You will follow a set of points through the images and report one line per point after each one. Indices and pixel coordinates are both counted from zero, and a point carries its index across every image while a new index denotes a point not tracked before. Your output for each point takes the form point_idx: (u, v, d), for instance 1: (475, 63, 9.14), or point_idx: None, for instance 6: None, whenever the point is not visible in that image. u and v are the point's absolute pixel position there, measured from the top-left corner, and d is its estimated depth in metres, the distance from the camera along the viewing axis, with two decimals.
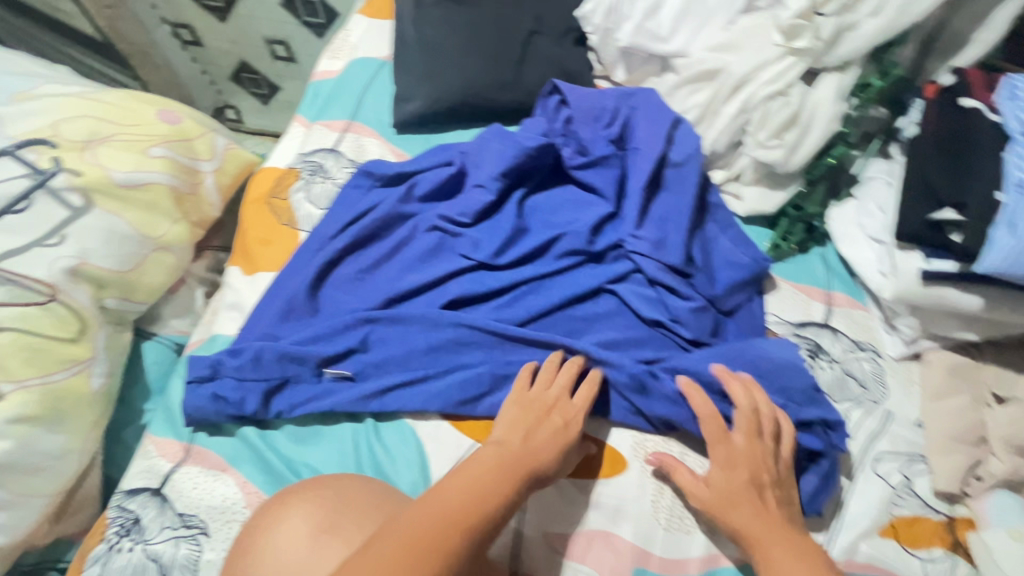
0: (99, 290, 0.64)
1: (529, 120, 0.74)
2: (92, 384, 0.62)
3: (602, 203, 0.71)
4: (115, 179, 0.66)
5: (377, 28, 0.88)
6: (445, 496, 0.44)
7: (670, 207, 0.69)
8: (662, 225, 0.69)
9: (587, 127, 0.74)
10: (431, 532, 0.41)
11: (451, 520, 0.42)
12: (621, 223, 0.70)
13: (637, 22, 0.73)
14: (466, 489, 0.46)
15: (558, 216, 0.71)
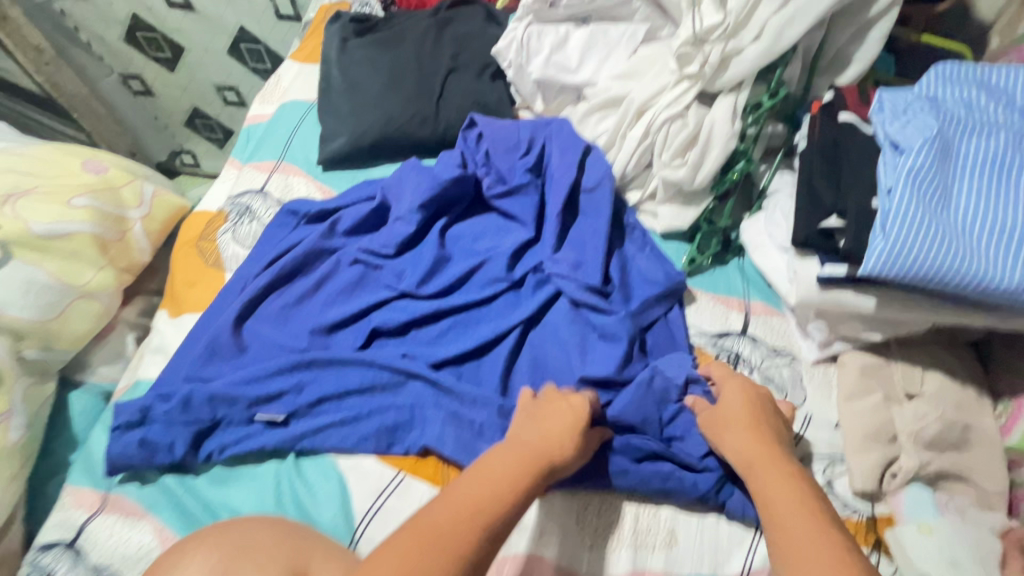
0: (18, 341, 0.64)
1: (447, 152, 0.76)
2: (10, 437, 0.61)
3: (522, 229, 0.73)
4: (35, 231, 0.67)
5: (308, 71, 0.91)
6: (471, 485, 0.47)
7: (584, 228, 0.72)
8: (579, 246, 0.71)
9: (505, 157, 0.76)
10: (454, 517, 0.43)
11: (478, 505, 0.45)
12: (541, 246, 0.72)
13: (546, 56, 0.77)
14: (485, 486, 0.47)
15: (479, 244, 0.73)
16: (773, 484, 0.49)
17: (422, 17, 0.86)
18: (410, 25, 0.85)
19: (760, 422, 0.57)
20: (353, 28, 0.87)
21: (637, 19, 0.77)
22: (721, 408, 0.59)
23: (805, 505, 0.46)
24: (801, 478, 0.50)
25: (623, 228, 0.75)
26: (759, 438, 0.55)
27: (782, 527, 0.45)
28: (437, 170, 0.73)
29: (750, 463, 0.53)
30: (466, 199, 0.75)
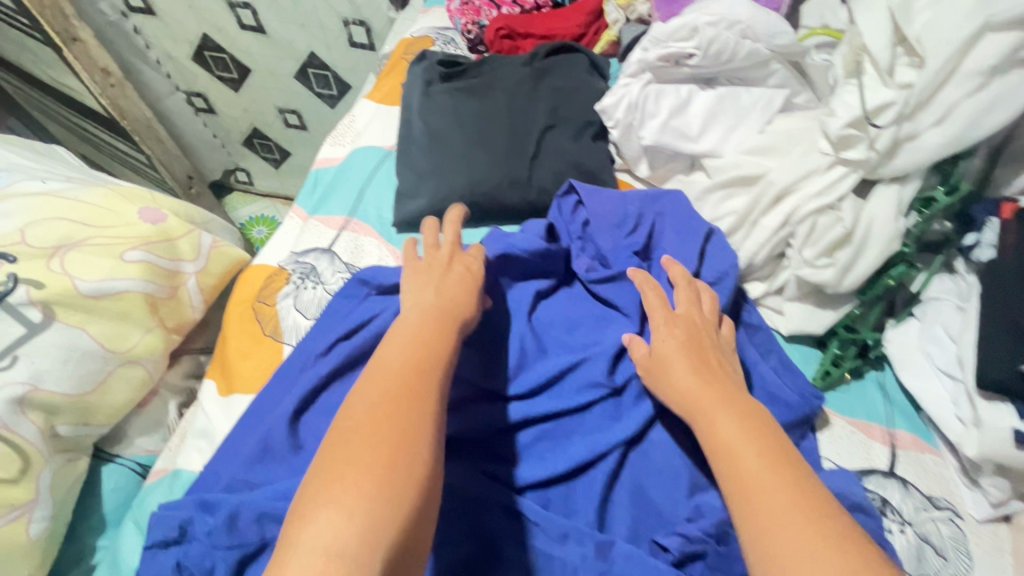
0: (51, 417, 0.56)
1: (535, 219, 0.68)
2: (31, 531, 0.54)
3: (625, 322, 0.62)
4: (81, 290, 0.59)
5: (385, 114, 0.84)
6: (389, 365, 0.43)
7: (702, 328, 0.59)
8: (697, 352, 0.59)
9: (608, 234, 0.66)
10: (398, 380, 0.41)
11: (409, 374, 0.42)
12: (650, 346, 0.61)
13: (662, 120, 0.66)
14: (405, 349, 0.44)
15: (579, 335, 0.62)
16: (718, 414, 0.45)
17: (516, 63, 0.77)
18: (503, 72, 0.77)
19: (702, 355, 0.51)
20: (438, 70, 0.79)
21: (773, 82, 0.66)
22: (659, 346, 0.53)
23: (756, 432, 0.42)
24: (736, 398, 0.46)
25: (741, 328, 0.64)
26: (701, 371, 0.49)
27: (734, 462, 0.41)
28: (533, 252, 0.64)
29: (696, 403, 0.47)
30: (556, 276, 0.67)
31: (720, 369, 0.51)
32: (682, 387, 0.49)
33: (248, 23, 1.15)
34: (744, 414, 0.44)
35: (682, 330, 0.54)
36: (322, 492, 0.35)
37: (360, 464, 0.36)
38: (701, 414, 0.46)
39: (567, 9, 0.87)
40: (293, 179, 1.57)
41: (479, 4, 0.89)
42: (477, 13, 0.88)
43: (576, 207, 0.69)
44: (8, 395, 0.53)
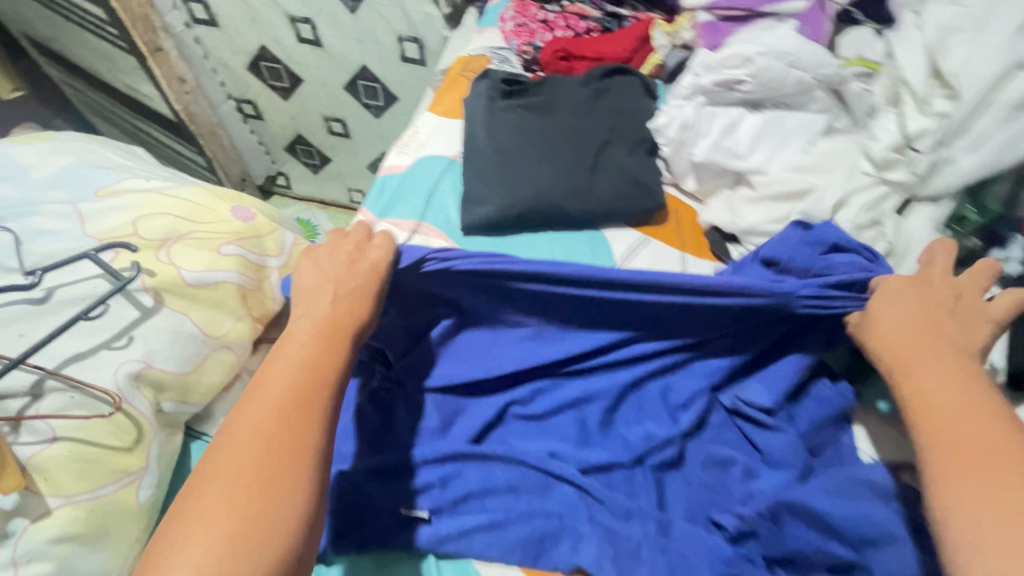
0: (158, 393, 0.62)
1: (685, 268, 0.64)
2: (140, 496, 0.59)
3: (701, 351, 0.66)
4: (186, 279, 0.65)
5: (447, 125, 0.90)
6: (262, 411, 0.46)
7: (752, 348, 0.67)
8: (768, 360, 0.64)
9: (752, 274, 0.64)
10: (270, 433, 0.44)
11: (300, 384, 0.48)
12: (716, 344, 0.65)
13: (713, 139, 0.73)
14: (279, 394, 0.47)
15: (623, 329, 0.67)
16: (924, 369, 0.47)
17: (575, 83, 0.84)
18: (563, 91, 0.83)
19: (943, 314, 0.50)
20: (500, 87, 0.85)
21: (815, 108, 0.72)
22: (882, 318, 0.52)
23: (956, 372, 0.46)
24: (955, 360, 0.47)
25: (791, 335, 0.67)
26: (930, 338, 0.48)
27: (925, 405, 0.45)
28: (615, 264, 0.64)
29: (899, 359, 0.49)
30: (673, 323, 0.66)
31: (941, 326, 0.49)
32: (917, 356, 0.48)
33: (306, 37, 1.22)
34: (961, 386, 0.45)
35: (911, 301, 0.52)
36: (201, 505, 0.41)
37: (235, 471, 0.42)
38: (904, 370, 0.48)
39: (616, 35, 0.93)
40: (330, 184, 1.64)
41: (534, 27, 0.97)
42: (532, 36, 0.96)
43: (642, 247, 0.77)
44: (127, 372, 0.58)
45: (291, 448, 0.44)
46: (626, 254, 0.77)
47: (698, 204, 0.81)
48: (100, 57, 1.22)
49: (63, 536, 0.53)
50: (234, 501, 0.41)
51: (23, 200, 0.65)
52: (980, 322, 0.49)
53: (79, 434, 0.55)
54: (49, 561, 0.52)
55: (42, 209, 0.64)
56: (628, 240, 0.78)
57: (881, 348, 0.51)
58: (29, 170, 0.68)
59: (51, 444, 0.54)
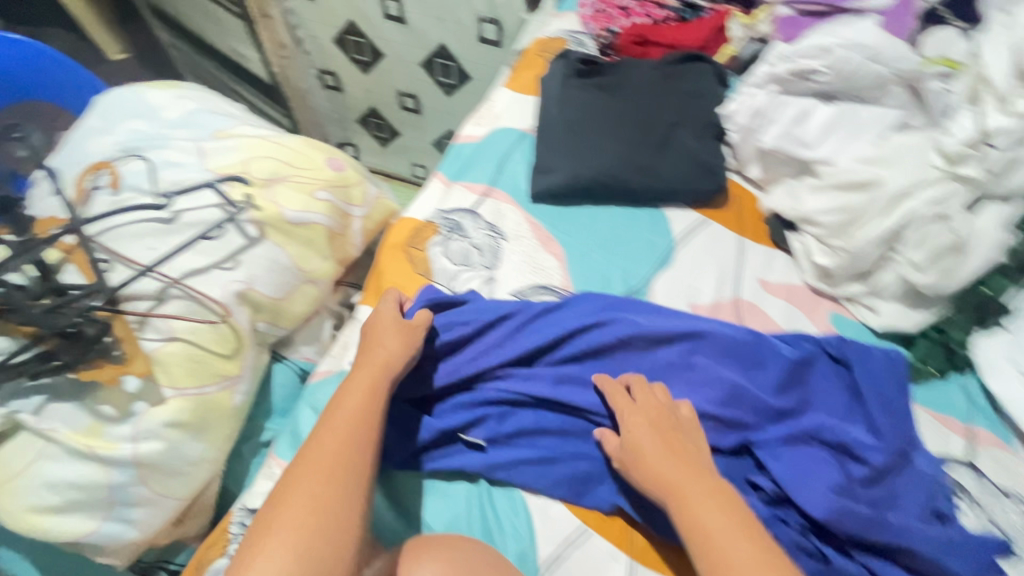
0: (255, 313, 0.70)
1: (744, 345, 0.67)
2: (235, 400, 0.67)
3: (764, 365, 0.66)
4: (286, 217, 0.73)
5: (522, 101, 0.95)
6: (325, 444, 0.54)
7: (813, 354, 0.68)
8: (803, 390, 0.66)
9: (814, 385, 0.66)
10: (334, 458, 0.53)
11: (354, 419, 0.56)
12: (749, 383, 0.65)
13: (784, 127, 0.75)
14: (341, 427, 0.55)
15: (665, 325, 0.68)
16: (697, 505, 0.50)
17: (650, 66, 0.87)
18: (637, 73, 0.86)
19: (674, 447, 0.56)
20: (577, 67, 0.89)
21: (890, 103, 0.74)
22: (631, 422, 0.58)
23: (692, 474, 0.53)
24: (716, 483, 0.52)
25: (859, 352, 0.67)
26: (678, 453, 0.55)
27: (710, 544, 0.48)
28: (684, 351, 0.67)
29: (676, 490, 0.52)
30: (741, 360, 0.67)
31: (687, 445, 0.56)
32: (664, 475, 0.53)
33: (392, 13, 1.29)
34: (721, 506, 0.50)
35: (644, 423, 0.57)
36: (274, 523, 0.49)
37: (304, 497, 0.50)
38: (680, 499, 0.51)
39: (694, 24, 0.96)
40: (395, 157, 1.73)
41: (613, 13, 1.01)
42: (609, 21, 0.99)
43: (710, 242, 0.79)
44: (233, 290, 0.67)
45: (341, 482, 0.51)
46: (685, 233, 0.80)
47: (760, 190, 0.84)
48: (210, 20, 1.37)
49: (173, 421, 0.62)
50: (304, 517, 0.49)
51: (156, 135, 0.74)
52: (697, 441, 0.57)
53: (192, 337, 0.64)
54: (163, 440, 0.61)
55: (172, 143, 0.73)
56: (688, 219, 0.81)
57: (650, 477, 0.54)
58: (160, 110, 0.78)
59: (168, 342, 0.63)
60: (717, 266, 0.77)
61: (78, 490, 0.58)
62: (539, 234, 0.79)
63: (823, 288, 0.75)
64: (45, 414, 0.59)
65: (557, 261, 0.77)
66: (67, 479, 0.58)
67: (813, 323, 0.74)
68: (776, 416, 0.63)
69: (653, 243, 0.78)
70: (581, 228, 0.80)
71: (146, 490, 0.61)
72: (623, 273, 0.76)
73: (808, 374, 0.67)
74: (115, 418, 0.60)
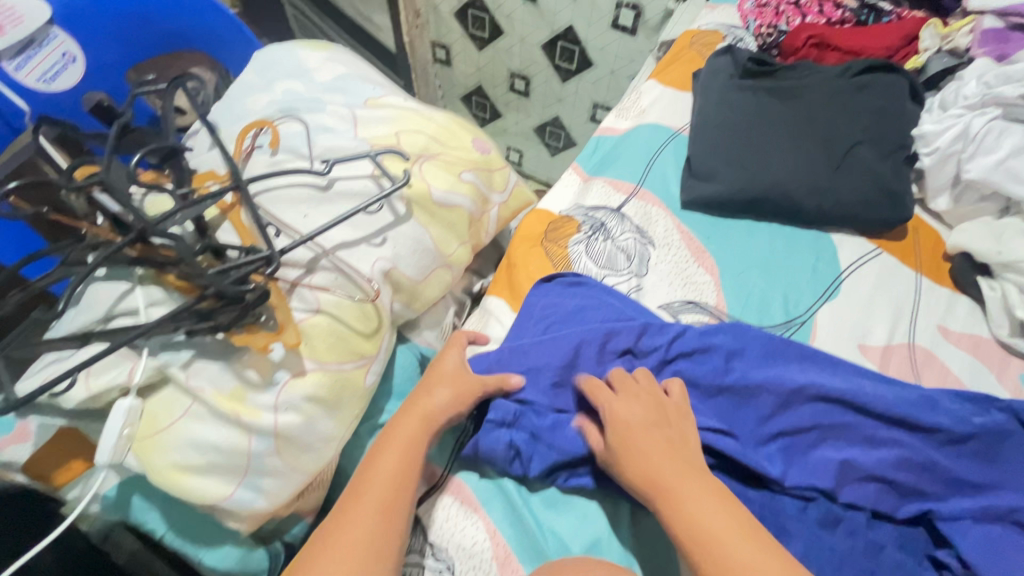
0: (395, 293, 0.67)
1: (931, 408, 0.58)
2: (367, 380, 0.66)
3: (961, 429, 0.57)
4: (434, 196, 0.70)
5: (673, 96, 0.88)
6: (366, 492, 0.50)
7: (1011, 425, 0.57)
8: (1003, 466, 0.56)
9: (1020, 461, 0.56)
10: (378, 508, 0.49)
11: (399, 473, 0.52)
12: (930, 448, 0.57)
13: (999, 158, 0.66)
14: (385, 479, 0.51)
15: (834, 378, 0.60)
16: (687, 499, 0.47)
17: (831, 73, 0.78)
18: (816, 80, 0.78)
19: (665, 440, 0.52)
20: (744, 67, 0.82)
21: None
22: (618, 413, 0.55)
23: (684, 471, 0.49)
24: (702, 477, 0.49)
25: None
26: (662, 447, 0.51)
27: (706, 544, 0.44)
28: (866, 406, 0.58)
29: (659, 485, 0.49)
30: (934, 423, 0.57)
31: (678, 437, 0.53)
32: (642, 469, 0.50)
33: None
34: (712, 497, 0.47)
35: (636, 414, 0.54)
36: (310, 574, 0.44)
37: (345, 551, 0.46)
38: (665, 494, 0.48)
39: (879, 29, 0.86)
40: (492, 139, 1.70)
41: (783, 8, 0.92)
42: (778, 18, 0.91)
43: (880, 277, 0.71)
44: (381, 268, 0.64)
45: (385, 536, 0.48)
46: (854, 263, 0.72)
47: (944, 228, 0.75)
48: None
49: (312, 396, 0.60)
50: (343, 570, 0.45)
51: (311, 97, 0.72)
52: (689, 432, 0.54)
53: (336, 312, 0.62)
54: (300, 414, 0.60)
55: (326, 108, 0.71)
56: (858, 249, 0.73)
57: (638, 474, 0.50)
58: (314, 72, 0.76)
59: (314, 314, 0.61)
60: (891, 305, 0.69)
61: (219, 453, 0.57)
62: (690, 244, 0.73)
63: (1018, 346, 0.66)
64: (192, 370, 0.58)
65: (711, 276, 0.71)
66: (211, 440, 0.57)
67: (1002, 384, 0.65)
68: (964, 489, 0.55)
69: (817, 272, 0.71)
70: (735, 246, 0.73)
71: (280, 461, 0.59)
72: (784, 300, 0.69)
73: (1011, 447, 0.57)
74: (259, 385, 0.59)
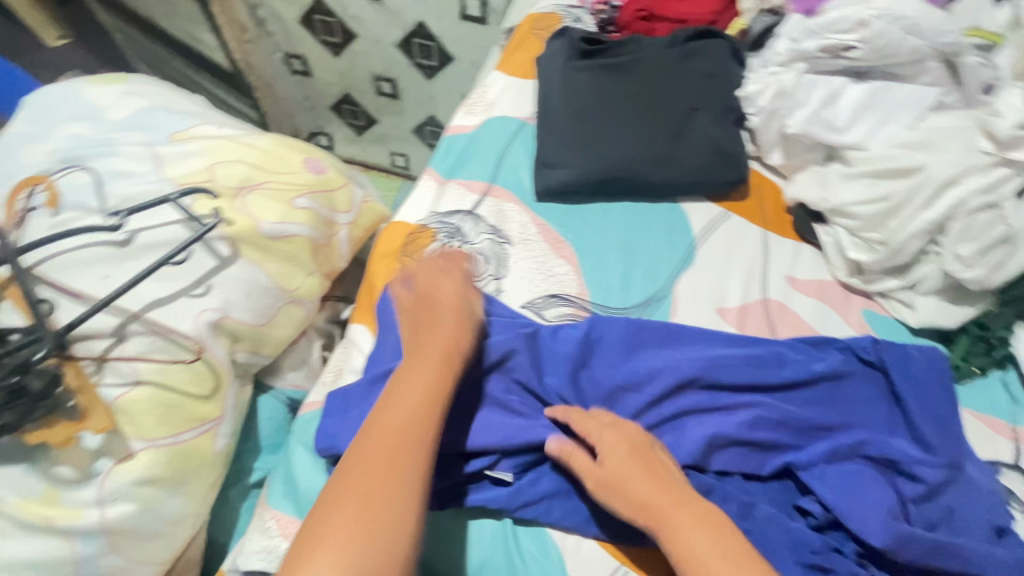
0: (234, 343, 0.61)
1: (773, 361, 0.61)
2: (217, 444, 0.59)
3: (799, 376, 0.60)
4: (262, 230, 0.64)
5: (518, 86, 0.86)
6: (382, 432, 0.45)
7: (845, 364, 0.61)
8: (843, 404, 0.60)
9: (855, 394, 0.60)
10: (394, 447, 0.44)
11: (417, 409, 0.46)
12: (786, 402, 0.59)
13: (812, 110, 0.69)
14: (402, 414, 0.46)
15: (685, 354, 0.62)
16: (686, 525, 0.45)
17: (660, 43, 0.79)
18: (647, 53, 0.78)
19: (654, 464, 0.50)
20: (579, 47, 0.81)
21: (925, 80, 0.68)
22: (605, 439, 0.52)
23: (679, 499, 0.47)
24: (694, 501, 0.47)
25: (895, 356, 0.61)
26: (651, 473, 0.49)
27: None
28: (718, 373, 0.60)
29: (653, 512, 0.47)
30: (774, 376, 0.60)
31: (662, 461, 0.51)
32: (640, 500, 0.47)
33: None
34: (709, 526, 0.45)
35: (622, 440, 0.51)
36: (318, 540, 0.39)
37: (363, 497, 0.41)
38: (664, 521, 0.46)
39: None
40: (373, 147, 1.61)
41: None
42: None
43: (727, 237, 0.73)
44: (206, 320, 0.58)
45: (404, 475, 0.43)
46: (705, 229, 0.73)
47: (781, 179, 0.78)
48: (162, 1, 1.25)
49: (144, 479, 0.53)
50: (364, 509, 0.40)
51: (101, 140, 0.64)
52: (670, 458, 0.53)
53: (160, 379, 0.55)
54: (134, 501, 0.52)
55: (120, 150, 0.63)
56: (707, 214, 0.74)
57: (633, 505, 0.48)
58: (105, 110, 0.67)
59: (134, 387, 0.54)
60: (743, 265, 0.71)
61: (38, 569, 0.49)
62: (548, 237, 0.72)
63: (856, 284, 0.70)
64: None
65: (571, 266, 0.70)
66: (21, 556, 0.49)
67: (847, 322, 0.68)
68: (817, 433, 0.58)
69: (673, 243, 0.72)
70: (591, 231, 0.73)
71: (119, 558, 0.52)
72: (643, 277, 0.70)
73: (843, 380, 0.61)
74: (74, 480, 0.52)
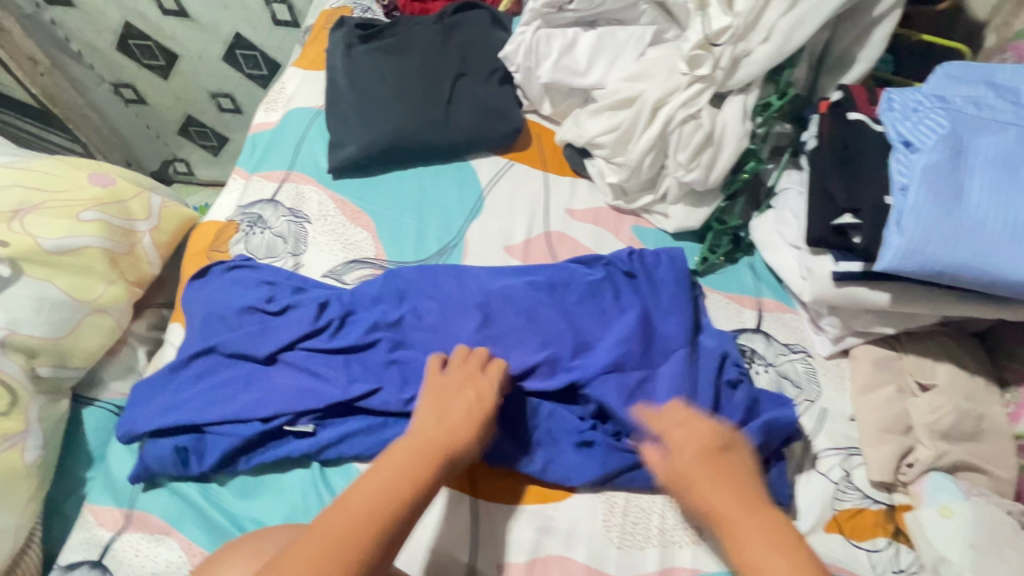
0: (30, 358, 0.63)
1: (545, 281, 0.69)
2: (26, 457, 0.60)
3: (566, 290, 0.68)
4: (45, 247, 0.65)
5: (313, 78, 0.91)
6: (348, 507, 0.44)
7: (607, 274, 0.70)
8: (606, 305, 0.68)
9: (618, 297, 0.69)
10: (349, 531, 0.43)
11: (394, 493, 0.46)
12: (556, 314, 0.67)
13: (554, 60, 0.78)
14: (378, 490, 0.46)
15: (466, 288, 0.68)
16: (747, 533, 0.43)
17: (428, 22, 0.87)
18: (417, 32, 0.86)
19: (721, 467, 0.48)
20: (356, 33, 0.87)
21: (644, 21, 0.77)
22: (672, 435, 0.53)
23: (746, 500, 0.45)
24: (756, 503, 0.45)
25: (646, 263, 0.72)
26: (719, 475, 0.48)
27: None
28: (495, 299, 0.68)
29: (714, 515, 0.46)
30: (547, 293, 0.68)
31: (736, 460, 0.50)
32: (706, 504, 0.46)
33: (170, 7, 1.19)
34: (780, 542, 0.41)
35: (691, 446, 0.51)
36: None
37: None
38: (726, 525, 0.44)
39: None
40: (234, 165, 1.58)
41: None
42: None
43: (507, 183, 0.81)
44: None
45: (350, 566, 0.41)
46: (491, 179, 0.81)
47: (556, 125, 0.87)
48: None
49: None
50: None
51: None
52: (751, 463, 0.50)
53: None
54: None
55: None
56: (492, 166, 0.82)
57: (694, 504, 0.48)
58: None
59: None
60: (526, 206, 0.79)
61: None
62: (345, 210, 0.77)
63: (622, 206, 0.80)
64: None
65: (368, 232, 0.76)
66: None
67: (619, 238, 0.78)
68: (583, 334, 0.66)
69: (463, 197, 0.79)
70: (386, 198, 0.79)
71: None
72: (437, 230, 0.77)
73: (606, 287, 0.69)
74: None
